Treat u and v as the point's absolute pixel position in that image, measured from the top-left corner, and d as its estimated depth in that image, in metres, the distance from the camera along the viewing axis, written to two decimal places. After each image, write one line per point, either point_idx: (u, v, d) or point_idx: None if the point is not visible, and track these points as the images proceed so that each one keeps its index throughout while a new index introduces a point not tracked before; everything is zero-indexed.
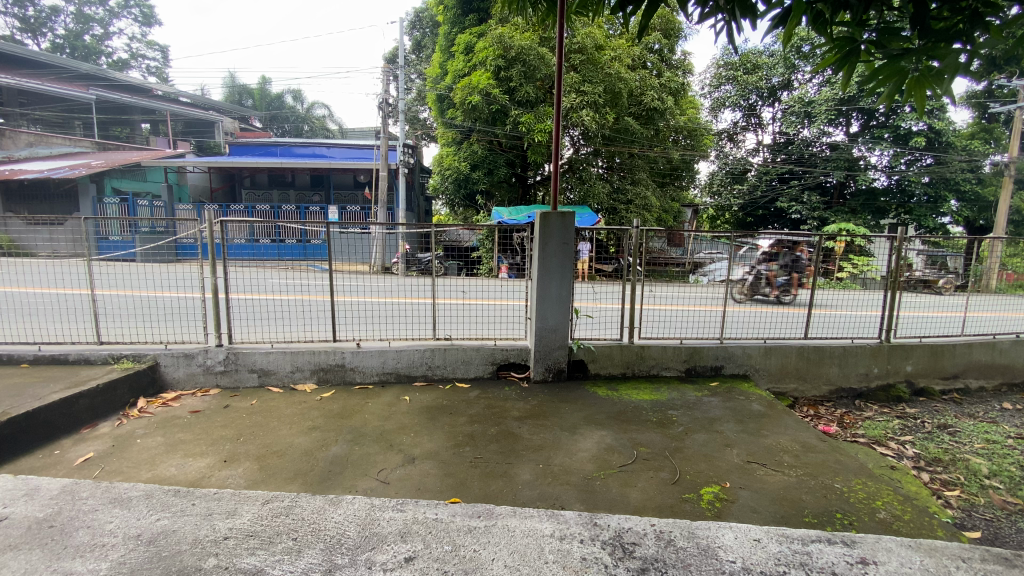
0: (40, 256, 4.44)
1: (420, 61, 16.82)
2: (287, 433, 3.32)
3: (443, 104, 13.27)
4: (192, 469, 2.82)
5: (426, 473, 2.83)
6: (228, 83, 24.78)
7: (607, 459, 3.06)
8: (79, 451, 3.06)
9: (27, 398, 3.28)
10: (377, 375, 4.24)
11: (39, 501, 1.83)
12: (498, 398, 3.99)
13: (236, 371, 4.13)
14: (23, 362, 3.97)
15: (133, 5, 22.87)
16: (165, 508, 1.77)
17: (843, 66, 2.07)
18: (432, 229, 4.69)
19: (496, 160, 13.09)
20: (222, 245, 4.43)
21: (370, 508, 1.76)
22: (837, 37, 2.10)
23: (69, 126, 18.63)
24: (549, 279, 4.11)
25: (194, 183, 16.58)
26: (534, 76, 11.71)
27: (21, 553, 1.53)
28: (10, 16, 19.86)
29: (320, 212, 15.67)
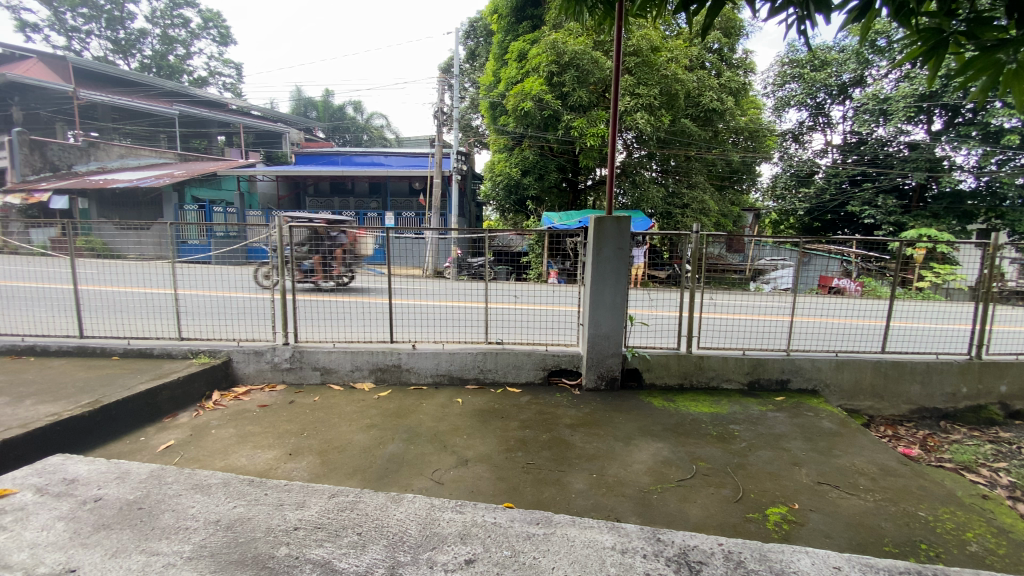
0: (130, 258, 4.85)
1: (474, 70, 17.15)
2: (347, 430, 3.44)
3: (495, 111, 13.43)
4: (261, 460, 2.96)
5: (479, 475, 2.84)
6: (295, 96, 26.03)
7: (663, 473, 2.95)
8: (161, 439, 3.29)
9: (118, 388, 3.57)
10: (431, 376, 4.32)
11: (129, 484, 1.97)
12: (549, 404, 3.94)
13: (299, 369, 4.32)
14: (115, 354, 4.34)
15: (212, 27, 24.76)
16: (240, 497, 1.86)
17: (932, 59, 1.85)
18: (485, 234, 4.76)
19: (548, 165, 13.11)
20: (289, 248, 4.69)
21: (431, 507, 1.78)
22: (921, 29, 1.93)
23: (156, 139, 20.38)
24: (602, 285, 4.04)
25: (263, 191, 17.63)
26: (587, 80, 11.65)
27: (113, 532, 1.64)
28: (105, 39, 21.98)
29: (378, 217, 16.29)
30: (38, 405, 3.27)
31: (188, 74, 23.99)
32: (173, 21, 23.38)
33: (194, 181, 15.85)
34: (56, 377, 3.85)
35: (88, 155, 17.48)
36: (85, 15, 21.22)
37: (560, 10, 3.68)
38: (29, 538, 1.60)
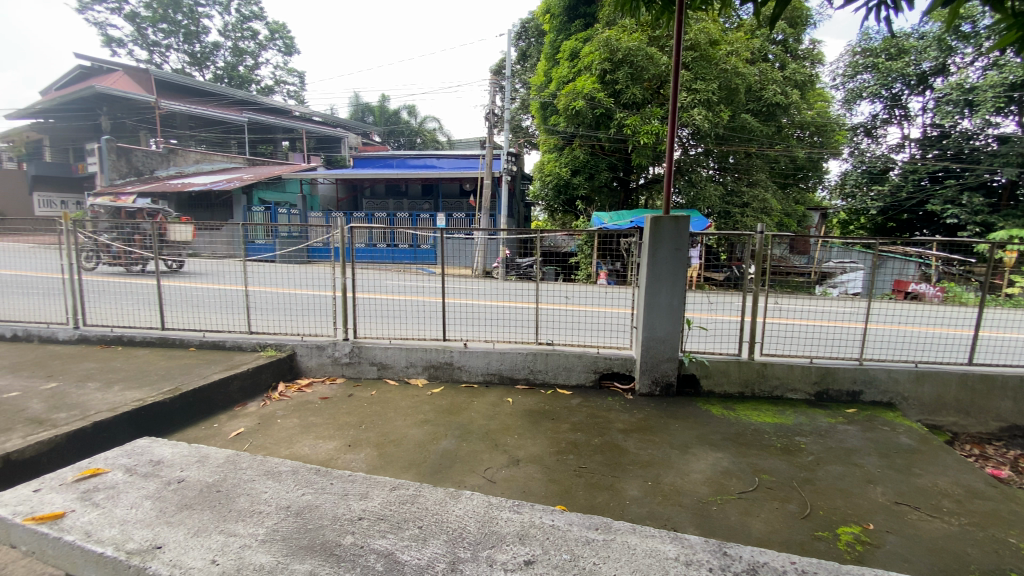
0: (204, 257, 5.23)
1: (525, 71, 17.21)
2: (402, 424, 3.52)
3: (546, 111, 13.40)
4: (322, 450, 3.09)
5: (531, 476, 2.83)
6: (353, 102, 26.90)
7: (723, 484, 2.83)
8: (233, 426, 3.51)
9: (195, 377, 3.84)
10: (482, 375, 4.35)
11: (208, 467, 2.10)
12: (601, 408, 3.88)
13: (358, 363, 4.48)
14: (191, 345, 4.66)
15: (278, 38, 26.17)
16: (308, 484, 1.94)
17: None
18: (536, 235, 4.75)
19: (599, 164, 12.94)
20: (349, 248, 4.88)
21: (489, 505, 1.78)
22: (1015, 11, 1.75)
23: (227, 145, 21.78)
24: (658, 287, 3.93)
25: (324, 193, 18.52)
26: (641, 76, 11.39)
27: (196, 512, 1.75)
28: (183, 53, 23.71)
29: (430, 219, 16.62)
30: (125, 391, 3.56)
31: (256, 83, 25.47)
32: (243, 34, 24.89)
33: (261, 184, 16.79)
34: (141, 365, 4.18)
35: (168, 161, 18.89)
36: (166, 31, 22.99)
37: (616, 6, 3.59)
38: (121, 513, 1.74)
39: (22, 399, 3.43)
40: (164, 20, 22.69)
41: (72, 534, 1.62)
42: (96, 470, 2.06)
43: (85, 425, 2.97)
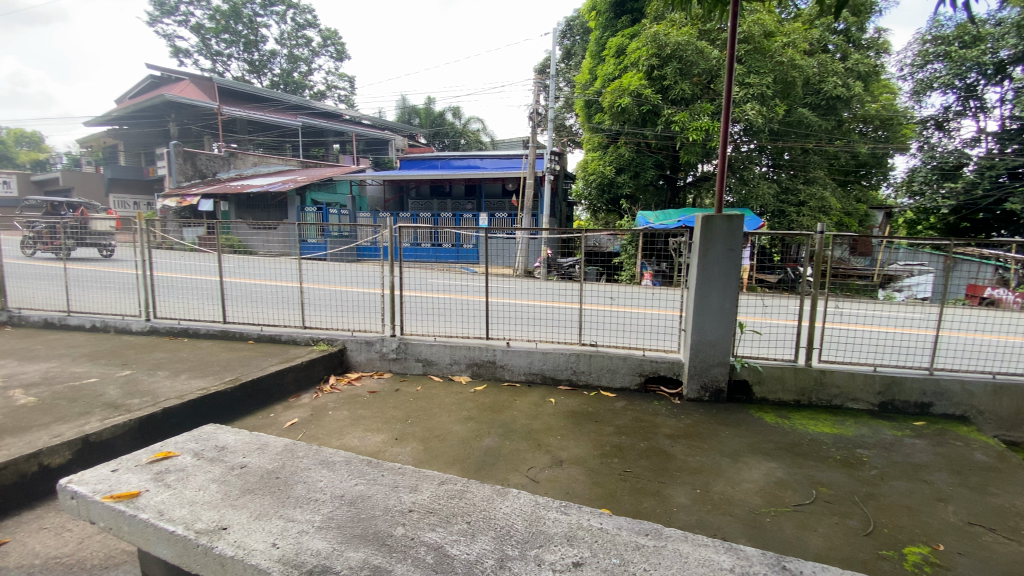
0: (260, 255, 5.50)
1: (570, 69, 17.11)
2: (446, 420, 3.58)
3: (591, 109, 13.25)
4: (371, 443, 3.19)
5: (574, 477, 2.81)
6: (400, 105, 27.24)
7: (776, 495, 2.71)
8: (287, 416, 3.67)
9: (253, 368, 4.05)
10: (525, 374, 4.35)
11: (268, 454, 2.21)
12: (647, 412, 3.79)
13: (404, 359, 4.59)
14: (250, 338, 4.92)
15: (330, 44, 27.18)
16: (360, 475, 2.00)
17: None
18: (580, 235, 4.71)
19: (645, 163, 12.71)
20: (396, 248, 5.00)
21: (536, 505, 1.78)
22: None
23: (282, 148, 22.84)
24: (708, 289, 3.80)
25: (372, 195, 19.14)
26: (690, 72, 11.10)
27: (257, 497, 1.84)
28: (243, 61, 25.05)
29: (473, 219, 16.78)
30: (190, 380, 3.79)
31: (309, 88, 26.55)
32: (298, 42, 26.00)
33: (314, 185, 17.30)
34: (205, 355, 4.45)
35: (229, 164, 19.99)
36: (228, 41, 24.34)
37: (667, 1, 3.52)
38: (189, 494, 1.85)
39: (102, 385, 3.72)
40: (227, 30, 24.05)
41: (146, 511, 1.73)
42: (168, 453, 2.20)
43: (156, 410, 3.19)
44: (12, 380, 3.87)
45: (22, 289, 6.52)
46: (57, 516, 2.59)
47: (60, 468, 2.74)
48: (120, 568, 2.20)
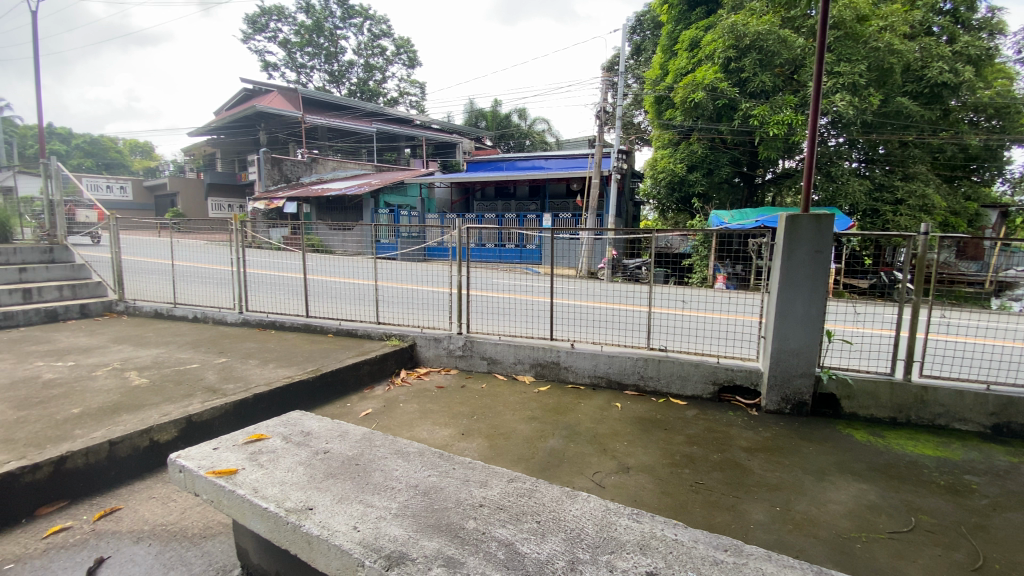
0: (337, 253, 5.83)
1: (639, 65, 16.73)
2: (511, 419, 3.61)
3: (661, 106, 12.85)
4: (438, 436, 3.29)
5: (642, 485, 2.73)
6: (468, 109, 27.82)
7: (866, 519, 2.49)
8: (362, 407, 3.87)
9: (332, 360, 4.31)
10: (589, 377, 4.29)
11: (349, 441, 2.34)
12: (720, 422, 3.62)
13: (470, 357, 4.68)
14: (329, 332, 5.25)
15: (403, 53, 28.34)
16: (433, 467, 2.07)
17: None
18: (649, 235, 4.58)
19: (720, 159, 12.13)
20: (465, 248, 5.12)
21: (607, 510, 1.75)
22: None
23: (358, 153, 24.13)
24: (792, 294, 3.56)
25: (440, 197, 19.73)
26: (772, 62, 10.48)
27: (338, 481, 1.95)
28: (324, 72, 26.74)
29: (536, 219, 16.82)
30: (277, 369, 4.10)
31: (383, 96, 27.82)
32: (374, 51, 27.31)
33: (387, 189, 18.08)
34: (290, 347, 4.79)
35: (311, 169, 21.39)
36: (311, 54, 26.03)
37: None
38: (279, 474, 2.00)
39: (202, 370, 4.11)
40: (310, 44, 25.76)
41: (243, 488, 1.89)
42: (260, 435, 2.39)
43: (247, 395, 3.48)
44: (129, 363, 4.37)
45: (137, 283, 7.33)
46: (164, 486, 2.89)
47: (168, 444, 3.06)
48: (216, 538, 2.42)
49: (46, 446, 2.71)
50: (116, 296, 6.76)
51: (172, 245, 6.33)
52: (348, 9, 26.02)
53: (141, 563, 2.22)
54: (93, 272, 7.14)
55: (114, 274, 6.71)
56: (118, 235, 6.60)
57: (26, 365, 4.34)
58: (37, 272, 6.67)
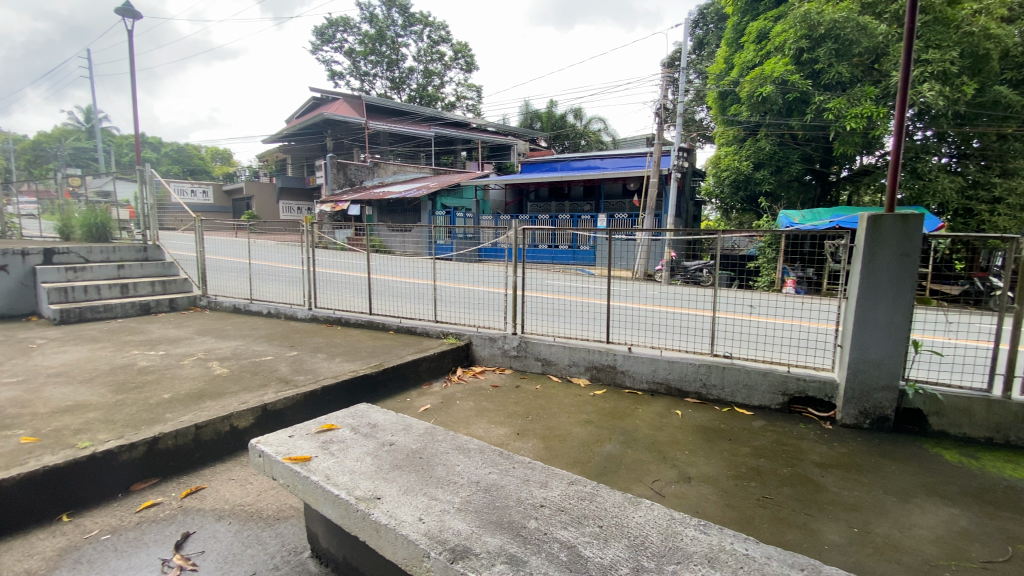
0: (397, 253, 6.02)
1: (702, 60, 16.14)
2: (567, 421, 3.59)
3: (725, 101, 12.37)
4: (495, 435, 3.34)
5: (705, 496, 2.64)
6: (524, 110, 27.90)
7: (957, 546, 2.27)
8: (421, 402, 3.99)
9: (394, 356, 4.48)
10: (647, 382, 4.19)
11: (412, 435, 2.42)
12: (790, 435, 3.42)
13: (524, 357, 4.71)
14: (390, 329, 5.45)
15: (461, 57, 28.89)
16: (493, 465, 2.10)
17: None
18: (713, 236, 4.39)
19: (790, 156, 11.52)
20: (522, 250, 5.12)
21: (672, 519, 1.70)
22: None
23: (417, 157, 24.87)
24: (874, 300, 3.32)
25: (494, 198, 19.97)
26: (849, 52, 9.82)
27: (403, 473, 2.02)
28: (386, 79, 27.78)
29: (591, 220, 16.66)
30: (342, 363, 4.30)
31: (441, 100, 28.51)
32: (433, 57, 28.02)
33: (444, 192, 18.53)
34: (355, 342, 5.02)
35: (372, 173, 22.30)
36: (374, 62, 27.09)
37: None
38: (348, 463, 2.10)
39: (275, 362, 4.38)
40: (373, 53, 26.82)
41: (316, 475, 2.00)
42: (331, 426, 2.52)
43: (317, 387, 3.69)
44: (211, 354, 4.74)
45: (218, 280, 7.94)
46: (242, 469, 3.11)
47: (246, 430, 3.29)
48: (287, 521, 2.58)
49: (141, 428, 2.99)
50: (200, 292, 7.35)
51: (249, 246, 6.81)
52: (409, 17, 26.83)
53: (223, 540, 2.41)
54: (180, 269, 7.80)
55: (199, 271, 7.30)
56: (202, 236, 7.18)
57: (124, 353, 4.80)
58: (134, 269, 7.38)
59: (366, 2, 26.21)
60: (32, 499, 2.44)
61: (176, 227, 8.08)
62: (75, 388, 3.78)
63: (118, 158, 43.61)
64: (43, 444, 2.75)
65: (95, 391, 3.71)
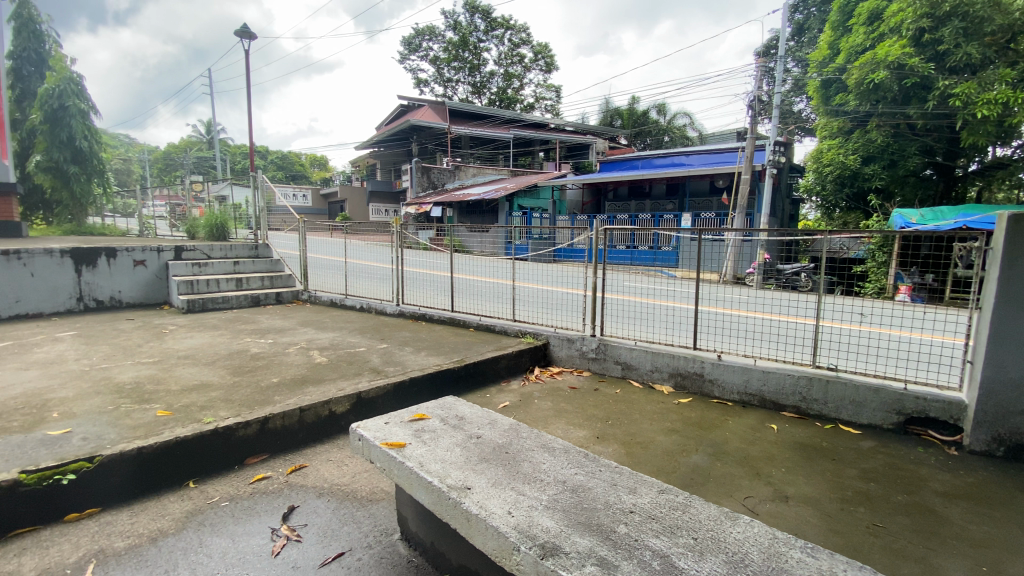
0: (475, 253, 6.16)
1: (803, 47, 14.93)
2: (650, 428, 3.50)
3: (829, 89, 11.25)
4: (574, 436, 3.34)
5: (804, 518, 2.45)
6: (604, 107, 27.44)
7: None
8: (500, 398, 4.08)
9: (475, 352, 4.62)
10: (737, 393, 3.97)
11: (498, 429, 2.49)
12: (905, 458, 3.09)
13: (604, 360, 4.65)
14: (471, 326, 5.63)
15: (541, 58, 29.01)
16: (579, 466, 2.10)
17: None
18: (816, 238, 4.05)
19: (906, 148, 10.37)
20: (603, 250, 5.01)
21: (775, 539, 1.60)
22: None
23: (495, 159, 25.40)
24: (1015, 310, 2.89)
25: (571, 199, 19.86)
26: (980, 31, 8.70)
27: (490, 466, 2.08)
28: (468, 84, 28.58)
29: (674, 220, 16.07)
30: (427, 356, 4.52)
31: (520, 102, 28.84)
32: (514, 60, 28.36)
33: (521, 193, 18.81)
34: (438, 337, 5.25)
35: (454, 176, 23.09)
36: (457, 68, 28.01)
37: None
38: (439, 452, 2.20)
39: (367, 354, 4.69)
40: (456, 59, 27.73)
41: (410, 461, 2.12)
42: (422, 415, 2.66)
43: (405, 378, 3.90)
44: (312, 343, 5.18)
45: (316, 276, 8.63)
46: (339, 451, 3.36)
47: (342, 415, 3.56)
48: (379, 503, 2.75)
49: (254, 408, 3.33)
50: (302, 287, 8.06)
51: (344, 245, 7.37)
52: (491, 22, 27.36)
53: (324, 515, 2.62)
54: (285, 266, 8.59)
55: (301, 268, 8.00)
56: (305, 236, 7.87)
57: (240, 340, 5.38)
58: (247, 265, 8.24)
59: (450, 11, 27.15)
60: (166, 464, 2.81)
61: (280, 228, 8.88)
62: (201, 369, 4.31)
63: (232, 166, 48.78)
64: (177, 418, 3.16)
65: (216, 373, 4.20)
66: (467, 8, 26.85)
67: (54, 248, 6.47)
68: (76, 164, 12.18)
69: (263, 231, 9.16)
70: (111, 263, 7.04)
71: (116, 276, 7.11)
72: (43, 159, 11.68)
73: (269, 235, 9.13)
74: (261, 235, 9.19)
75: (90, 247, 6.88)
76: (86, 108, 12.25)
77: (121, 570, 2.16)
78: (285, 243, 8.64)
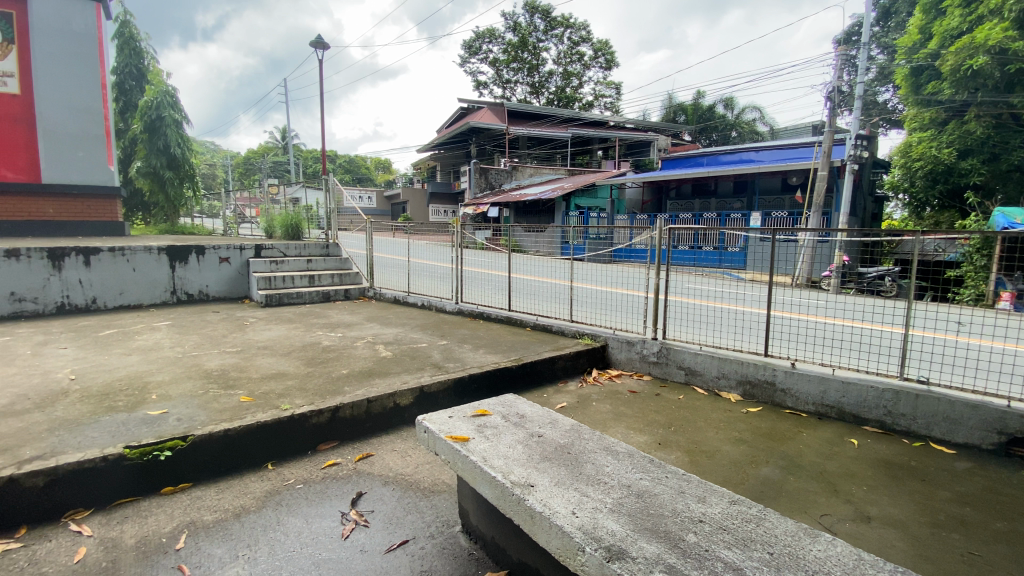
0: (531, 253, 6.18)
1: (891, 32, 13.76)
2: (716, 437, 3.38)
3: (920, 78, 10.64)
4: (634, 441, 3.29)
5: (889, 542, 2.28)
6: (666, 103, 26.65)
7: None
8: (558, 399, 4.09)
9: (533, 352, 4.66)
10: (813, 405, 3.74)
11: (559, 430, 2.49)
12: (1009, 483, 2.79)
13: (665, 364, 4.53)
14: (528, 326, 5.66)
15: (601, 55, 28.61)
16: (644, 471, 2.07)
17: None
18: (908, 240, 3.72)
19: (1011, 140, 9.45)
20: (668, 250, 4.84)
21: (860, 560, 1.51)
22: None
23: (553, 159, 25.36)
24: None
25: (630, 198, 19.41)
26: None
27: (552, 466, 2.10)
28: (526, 84, 28.68)
29: (741, 219, 15.34)
30: (486, 354, 4.60)
31: (579, 101, 28.61)
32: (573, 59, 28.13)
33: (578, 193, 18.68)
34: (496, 336, 5.33)
35: (511, 176, 23.28)
36: (516, 69, 28.21)
37: None
38: (502, 448, 2.25)
39: (429, 350, 4.85)
40: (515, 60, 27.93)
41: (474, 455, 2.18)
42: (484, 411, 2.72)
43: (464, 375, 4.00)
44: (377, 338, 5.42)
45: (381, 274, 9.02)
46: (403, 442, 3.50)
47: (406, 407, 3.70)
48: (440, 495, 2.84)
49: (326, 397, 3.53)
50: (368, 284, 8.45)
51: (407, 244, 7.66)
52: (551, 21, 27.31)
53: (389, 503, 2.75)
54: (353, 264, 9.03)
55: (367, 266, 8.38)
56: (371, 236, 8.24)
57: (312, 333, 5.73)
58: (318, 263, 8.75)
59: (511, 13, 27.41)
60: (248, 446, 3.05)
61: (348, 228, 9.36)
62: (278, 359, 4.63)
63: (304, 170, 51.87)
64: (258, 404, 3.42)
65: (291, 363, 4.50)
66: (527, 9, 26.96)
67: (153, 246, 7.21)
68: (171, 170, 13.45)
69: (334, 231, 9.68)
70: (200, 260, 7.71)
71: (204, 272, 7.79)
72: (143, 165, 12.99)
73: (338, 235, 9.64)
74: (331, 234, 9.72)
75: (183, 245, 7.59)
76: (179, 118, 13.47)
77: (210, 541, 2.37)
78: (353, 243, 9.09)
